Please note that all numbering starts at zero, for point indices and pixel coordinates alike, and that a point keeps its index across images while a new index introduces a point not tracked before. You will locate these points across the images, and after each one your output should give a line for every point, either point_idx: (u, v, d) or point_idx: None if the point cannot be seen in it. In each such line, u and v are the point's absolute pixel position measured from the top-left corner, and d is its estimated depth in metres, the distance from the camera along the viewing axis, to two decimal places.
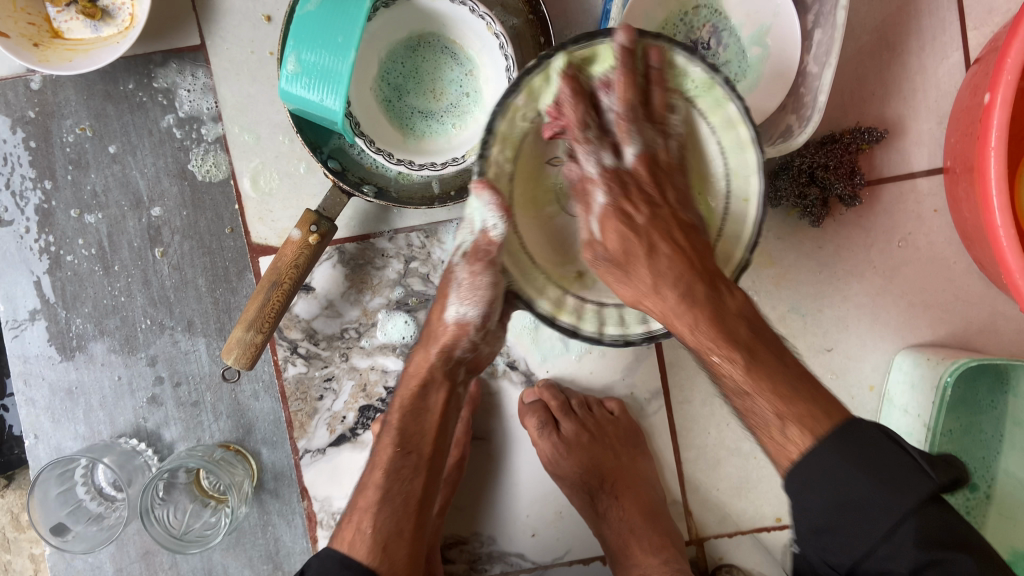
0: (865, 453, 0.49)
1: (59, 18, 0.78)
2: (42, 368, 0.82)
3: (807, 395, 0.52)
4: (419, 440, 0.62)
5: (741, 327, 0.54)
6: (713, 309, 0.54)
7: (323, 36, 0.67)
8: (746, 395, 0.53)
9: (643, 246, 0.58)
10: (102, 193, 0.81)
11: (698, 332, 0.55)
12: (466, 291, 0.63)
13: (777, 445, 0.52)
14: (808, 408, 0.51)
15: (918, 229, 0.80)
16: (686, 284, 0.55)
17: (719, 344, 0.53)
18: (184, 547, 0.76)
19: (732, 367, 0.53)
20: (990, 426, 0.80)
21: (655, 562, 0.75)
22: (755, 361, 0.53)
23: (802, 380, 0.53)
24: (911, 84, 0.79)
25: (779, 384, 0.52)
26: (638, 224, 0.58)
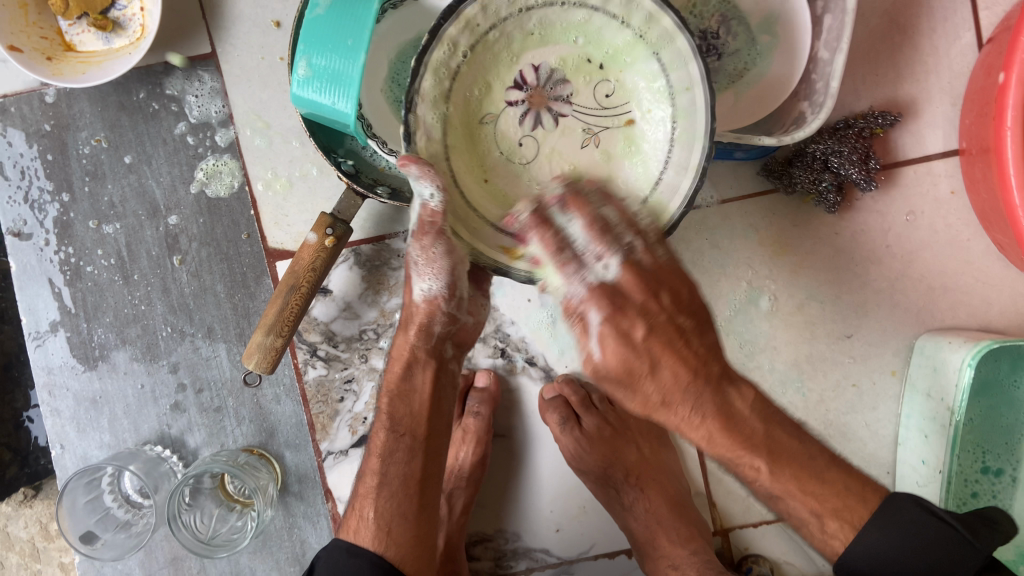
0: (907, 529, 0.58)
1: (71, 32, 0.78)
2: (66, 379, 0.83)
3: (839, 488, 0.59)
4: (411, 422, 0.65)
5: (754, 426, 0.59)
6: (721, 411, 0.59)
7: (331, 39, 0.67)
8: (778, 497, 0.60)
9: (604, 292, 0.58)
10: (119, 203, 0.81)
11: (713, 440, 0.60)
12: (426, 265, 0.64)
13: (822, 540, 0.59)
14: (838, 506, 0.59)
15: (936, 211, 0.80)
16: (701, 398, 0.59)
17: (743, 454, 0.59)
18: (211, 552, 0.77)
19: (756, 473, 0.60)
20: (1014, 407, 0.79)
21: (684, 553, 0.75)
22: (777, 461, 0.59)
23: (829, 471, 0.60)
24: (924, 66, 0.79)
25: (807, 481, 0.59)
26: (637, 342, 0.58)
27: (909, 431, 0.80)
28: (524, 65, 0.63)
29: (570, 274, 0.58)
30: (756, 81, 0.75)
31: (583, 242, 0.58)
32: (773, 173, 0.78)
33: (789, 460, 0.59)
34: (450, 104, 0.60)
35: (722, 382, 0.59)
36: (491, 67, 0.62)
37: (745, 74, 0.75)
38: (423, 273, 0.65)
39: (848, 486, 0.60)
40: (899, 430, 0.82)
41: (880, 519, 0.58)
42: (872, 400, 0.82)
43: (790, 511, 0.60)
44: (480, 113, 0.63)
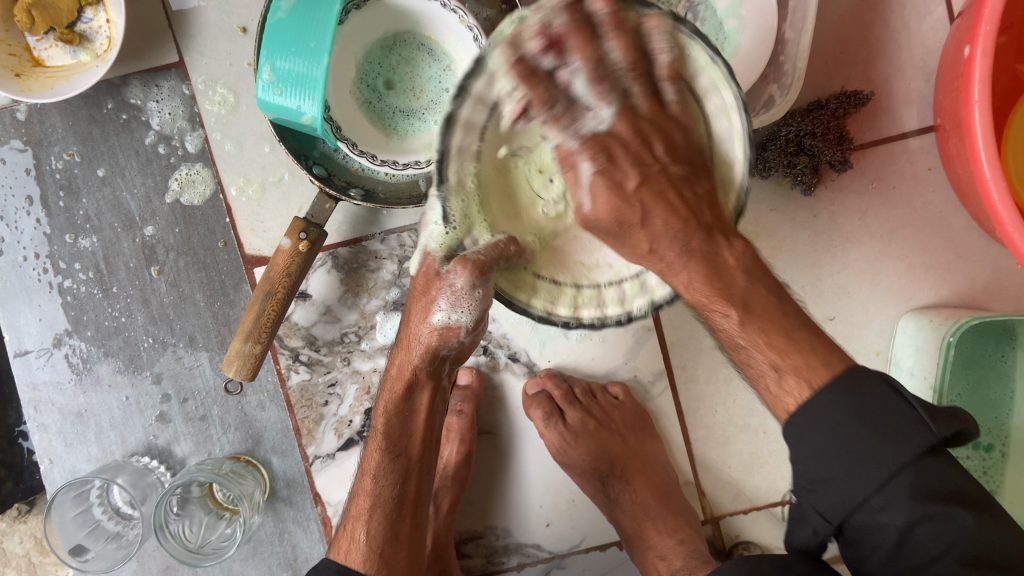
0: (862, 407, 0.47)
1: (39, 47, 0.78)
2: (52, 394, 0.83)
3: (807, 344, 0.49)
4: (406, 443, 0.63)
5: (738, 278, 0.51)
6: (706, 259, 0.52)
7: (294, 43, 0.67)
8: (746, 350, 0.51)
9: (597, 142, 0.54)
10: (95, 217, 0.81)
11: (692, 286, 0.52)
12: (460, 298, 0.58)
13: (776, 395, 0.50)
14: (809, 360, 0.49)
15: (914, 189, 0.79)
16: (689, 237, 0.52)
17: (714, 301, 0.51)
18: (198, 560, 0.77)
19: (725, 319, 0.51)
20: (1000, 383, 0.79)
21: (670, 542, 0.74)
22: (749, 315, 0.50)
23: (799, 329, 0.50)
24: (895, 43, 0.78)
25: (776, 335, 0.50)
26: (630, 190, 0.54)
27: None
28: None
29: (562, 129, 0.55)
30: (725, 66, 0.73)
31: (579, 86, 0.54)
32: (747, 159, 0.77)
33: (781, 321, 0.50)
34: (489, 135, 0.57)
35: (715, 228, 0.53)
36: None
37: None
38: (445, 299, 0.59)
39: (822, 353, 0.49)
40: None
41: (837, 388, 0.48)
42: None
43: (759, 373, 0.51)
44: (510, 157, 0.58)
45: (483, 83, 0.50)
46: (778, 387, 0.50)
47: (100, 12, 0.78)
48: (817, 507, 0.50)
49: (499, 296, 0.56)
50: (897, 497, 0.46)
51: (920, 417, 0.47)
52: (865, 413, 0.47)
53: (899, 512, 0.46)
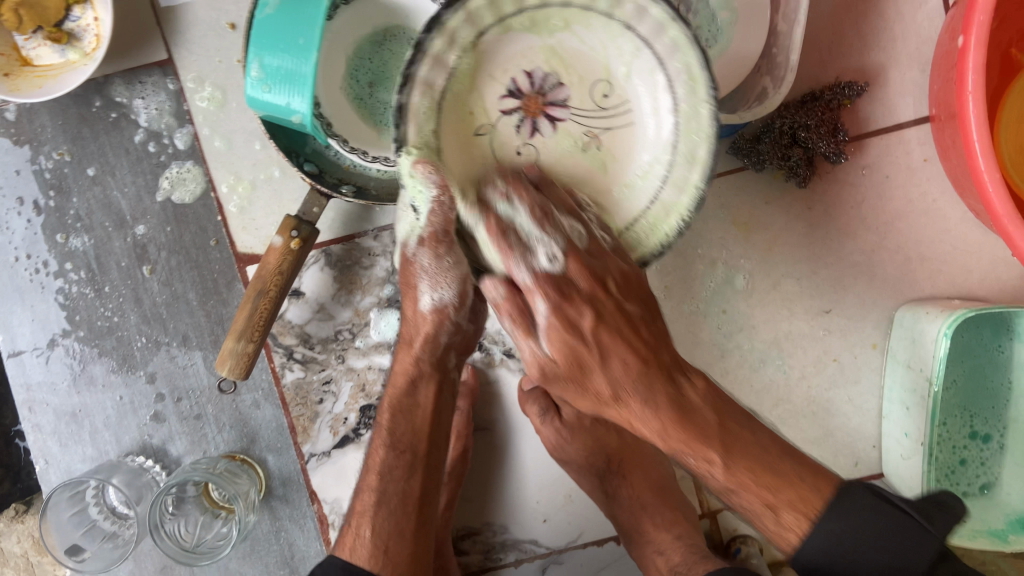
0: (859, 516, 0.54)
1: (27, 46, 0.78)
2: (46, 394, 0.83)
3: (791, 477, 0.56)
4: (411, 438, 0.64)
5: (707, 416, 0.58)
6: (676, 406, 0.57)
7: (282, 39, 0.66)
8: (733, 489, 0.57)
9: (580, 266, 0.60)
10: (86, 216, 0.81)
11: (666, 432, 0.57)
12: (437, 276, 0.62)
13: (776, 531, 0.56)
14: (790, 494, 0.55)
15: (910, 180, 0.79)
16: (649, 385, 0.58)
17: (694, 446, 0.57)
18: (194, 560, 0.77)
19: (710, 465, 0.57)
20: (995, 373, 0.78)
21: (669, 537, 0.74)
22: (731, 457, 0.56)
23: (782, 459, 0.57)
24: (890, 33, 0.78)
25: (760, 473, 0.56)
26: (586, 331, 0.58)
27: (892, 404, 0.80)
28: (514, 73, 0.61)
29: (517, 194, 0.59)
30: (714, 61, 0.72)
31: (535, 235, 0.59)
32: (741, 151, 0.76)
33: (740, 446, 0.57)
34: (446, 103, 0.58)
35: (687, 387, 0.59)
36: (482, 79, 0.60)
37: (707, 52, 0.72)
38: (427, 282, 0.62)
39: (812, 473, 0.57)
40: (882, 403, 0.81)
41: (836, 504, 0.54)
42: (854, 373, 0.82)
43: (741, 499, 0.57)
44: (474, 125, 0.61)
45: (426, 67, 0.54)
46: (774, 521, 0.56)
47: (88, 10, 0.77)
48: None
49: (476, 272, 0.62)
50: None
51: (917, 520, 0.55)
52: (882, 517, 0.54)
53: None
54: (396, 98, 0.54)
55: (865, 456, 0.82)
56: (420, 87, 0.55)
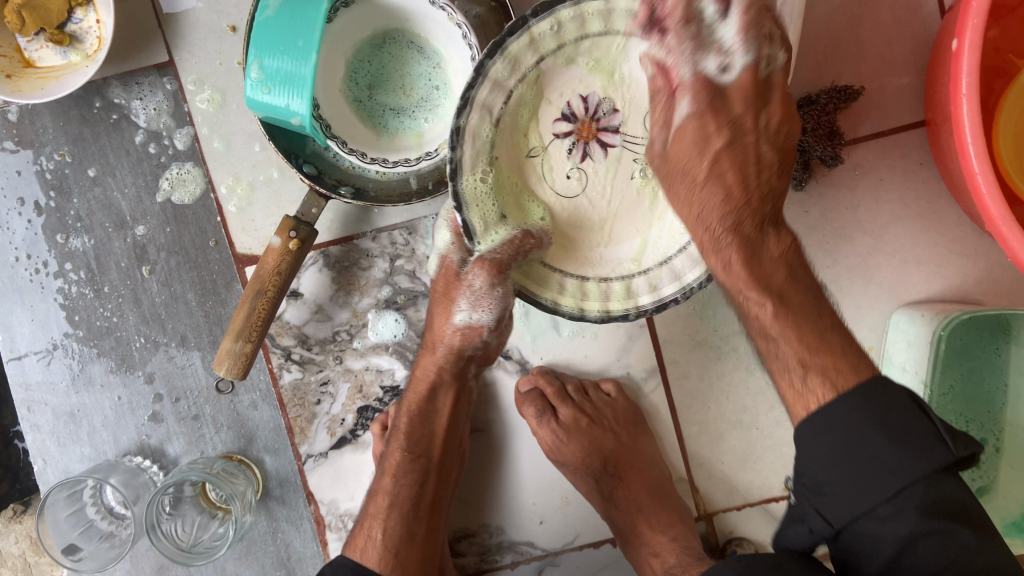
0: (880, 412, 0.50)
1: (30, 48, 0.79)
2: (44, 394, 0.83)
3: (838, 351, 0.54)
4: (426, 443, 0.71)
5: (779, 273, 0.56)
6: (746, 246, 0.56)
7: (282, 41, 0.66)
8: (788, 343, 0.54)
9: (707, 87, 0.56)
10: (86, 217, 0.81)
11: (729, 268, 0.57)
12: (480, 296, 0.69)
13: (797, 392, 0.54)
14: (834, 363, 0.53)
15: (906, 184, 0.79)
16: (732, 206, 0.57)
17: (756, 291, 0.55)
18: (190, 560, 0.77)
19: (761, 309, 0.55)
20: (993, 376, 0.78)
21: (664, 539, 0.75)
22: (784, 307, 0.55)
23: (831, 332, 0.54)
24: (886, 37, 0.78)
25: (809, 333, 0.54)
26: (733, 113, 0.56)
27: None
28: (567, 99, 0.67)
29: (683, 58, 0.56)
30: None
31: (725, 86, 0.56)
32: None
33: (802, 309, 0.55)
34: (500, 127, 0.64)
35: (764, 167, 0.57)
36: (531, 106, 0.66)
37: None
38: (466, 300, 0.70)
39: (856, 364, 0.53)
40: None
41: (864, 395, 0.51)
42: None
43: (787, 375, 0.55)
44: (528, 147, 0.68)
45: (486, 91, 0.61)
46: (797, 386, 0.54)
47: (90, 13, 0.78)
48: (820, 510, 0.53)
49: (521, 294, 0.68)
50: (907, 506, 0.49)
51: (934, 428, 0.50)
52: (888, 420, 0.50)
53: (906, 518, 0.48)
54: (454, 119, 0.60)
55: None
56: (477, 111, 0.61)
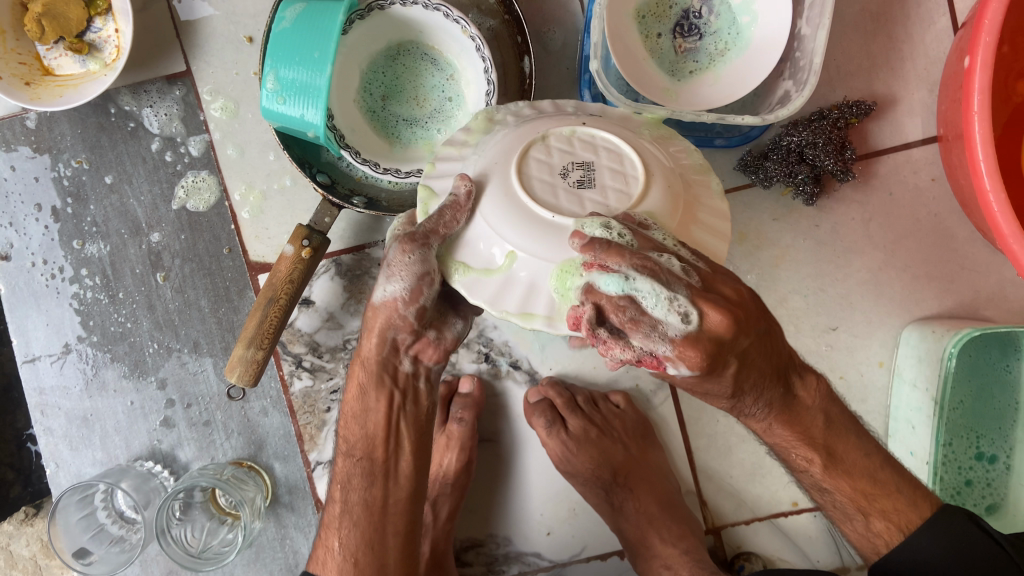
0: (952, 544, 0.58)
1: (49, 56, 0.79)
2: (58, 398, 0.84)
3: (889, 488, 0.60)
4: (366, 445, 0.61)
5: (817, 420, 0.59)
6: (784, 411, 0.57)
7: (298, 52, 0.67)
8: (827, 489, 0.61)
9: (692, 337, 0.45)
10: (102, 223, 0.82)
11: (772, 429, 0.59)
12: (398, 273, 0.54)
13: (863, 534, 0.61)
14: (886, 506, 0.59)
15: (918, 200, 0.79)
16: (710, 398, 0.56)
17: (798, 443, 0.59)
18: (198, 565, 0.77)
19: (809, 463, 0.60)
20: (1003, 393, 0.79)
21: (675, 551, 0.74)
22: (832, 462, 0.59)
23: (882, 470, 0.60)
24: (899, 53, 0.78)
25: (859, 478, 0.60)
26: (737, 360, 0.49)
27: (898, 423, 0.80)
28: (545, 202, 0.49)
29: (649, 334, 0.45)
30: (733, 62, 0.73)
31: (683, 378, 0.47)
32: (749, 168, 0.77)
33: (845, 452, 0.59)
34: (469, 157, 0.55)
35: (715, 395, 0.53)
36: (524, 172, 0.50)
37: (726, 54, 0.74)
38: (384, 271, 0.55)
39: (908, 500, 0.60)
40: (888, 422, 0.81)
41: (930, 526, 0.59)
42: (861, 392, 0.81)
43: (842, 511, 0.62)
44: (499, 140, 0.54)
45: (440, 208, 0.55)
46: (860, 529, 0.61)
47: (109, 22, 0.79)
48: None
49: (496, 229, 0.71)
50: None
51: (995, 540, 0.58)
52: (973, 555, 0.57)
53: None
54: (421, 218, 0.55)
55: None
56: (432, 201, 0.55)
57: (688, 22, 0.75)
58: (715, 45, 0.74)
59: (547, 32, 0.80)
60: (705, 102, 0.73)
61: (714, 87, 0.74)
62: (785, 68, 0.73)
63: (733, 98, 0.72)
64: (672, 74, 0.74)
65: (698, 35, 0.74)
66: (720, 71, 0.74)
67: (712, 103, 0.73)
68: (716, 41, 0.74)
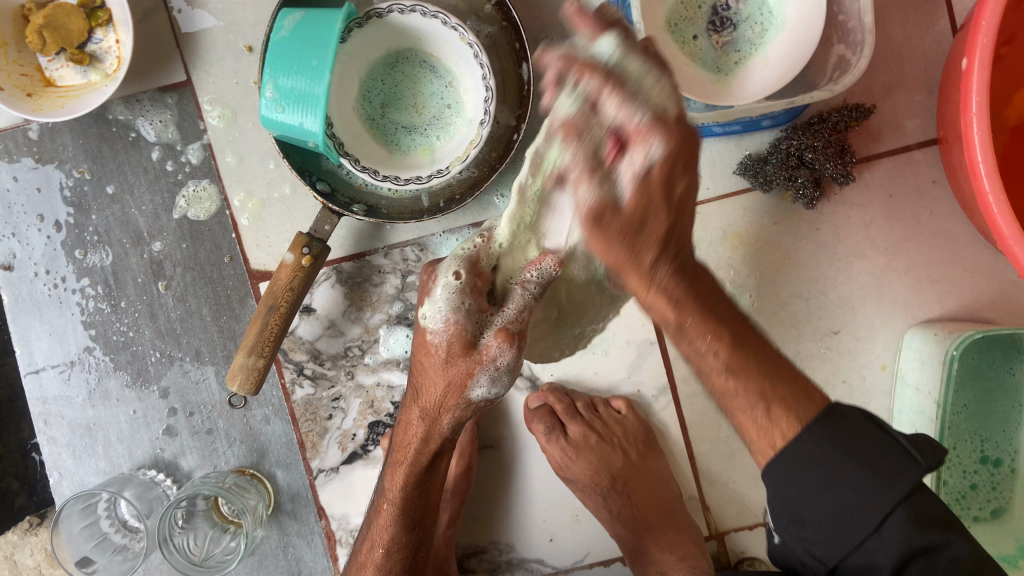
0: (846, 440, 0.51)
1: (50, 67, 0.80)
2: (61, 408, 0.84)
3: (784, 376, 0.54)
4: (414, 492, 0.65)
5: (722, 305, 0.56)
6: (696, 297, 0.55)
7: (297, 61, 0.67)
8: (732, 373, 0.54)
9: (663, 126, 0.50)
10: (104, 233, 0.83)
11: (681, 326, 0.56)
12: (500, 373, 0.62)
13: (761, 431, 0.53)
14: (786, 390, 0.53)
15: (918, 202, 0.79)
16: (635, 246, 0.54)
17: (705, 325, 0.55)
18: (201, 573, 0.77)
19: (711, 355, 0.55)
20: (1006, 395, 0.78)
21: (672, 558, 0.74)
22: (738, 338, 0.55)
23: (778, 360, 0.55)
24: (898, 56, 0.78)
25: (758, 366, 0.54)
26: (667, 194, 0.52)
27: (902, 426, 0.79)
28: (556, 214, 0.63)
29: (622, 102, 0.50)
30: (775, 41, 0.74)
31: (624, 191, 0.52)
32: (748, 171, 0.77)
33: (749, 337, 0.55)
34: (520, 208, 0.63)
35: (657, 224, 0.53)
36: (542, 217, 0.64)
37: (765, 36, 0.74)
38: (486, 376, 0.62)
39: (794, 393, 0.53)
40: (892, 425, 0.81)
41: (816, 421, 0.52)
42: (863, 396, 0.81)
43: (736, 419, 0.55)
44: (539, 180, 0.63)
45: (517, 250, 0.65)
46: (760, 424, 0.53)
47: (110, 33, 0.80)
48: (810, 549, 0.53)
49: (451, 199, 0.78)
50: (894, 538, 0.50)
51: (901, 448, 0.51)
52: (855, 444, 0.51)
53: (893, 548, 0.50)
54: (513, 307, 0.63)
55: None
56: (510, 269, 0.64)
57: (719, 17, 0.75)
58: (752, 30, 0.74)
59: (545, 39, 0.81)
60: (759, 89, 0.72)
61: (767, 71, 0.73)
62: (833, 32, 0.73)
63: (788, 76, 0.71)
64: (718, 71, 0.75)
65: (733, 26, 0.75)
66: (766, 54, 0.74)
67: (771, 84, 0.72)
68: (752, 26, 0.74)
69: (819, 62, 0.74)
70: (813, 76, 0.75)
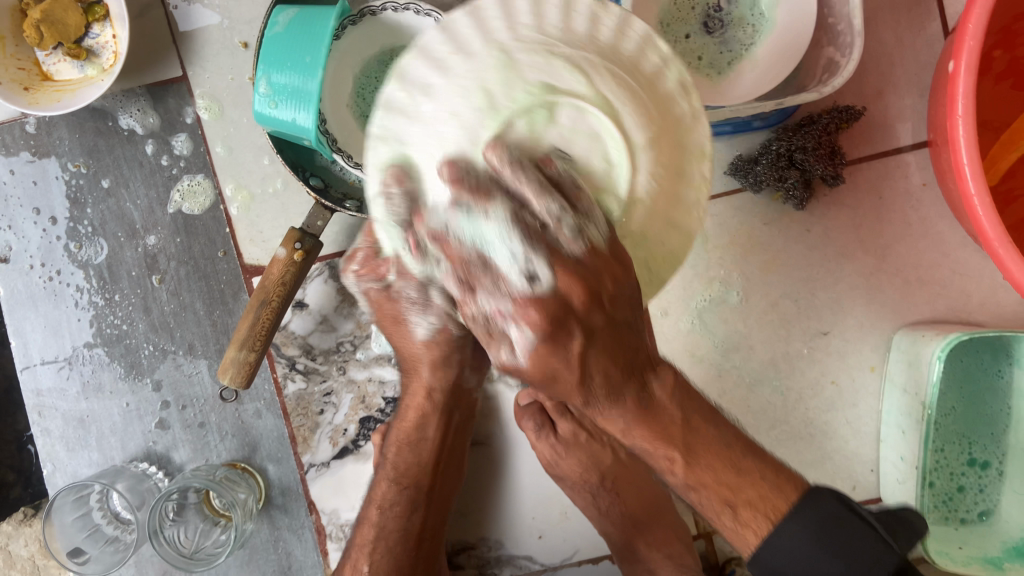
0: (826, 527, 0.56)
1: (48, 61, 0.81)
2: (55, 400, 0.85)
3: (753, 477, 0.60)
4: (416, 472, 0.70)
5: (671, 416, 0.60)
6: (626, 368, 0.56)
7: (291, 57, 0.67)
8: (694, 489, 0.61)
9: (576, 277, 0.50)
10: (99, 226, 0.83)
11: (630, 424, 0.60)
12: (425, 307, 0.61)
13: (733, 530, 0.60)
14: (751, 497, 0.59)
15: (908, 204, 0.79)
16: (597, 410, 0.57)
17: (656, 444, 0.60)
18: (190, 566, 0.78)
19: (672, 464, 0.61)
20: (994, 397, 0.78)
21: (659, 556, 0.77)
22: (691, 458, 0.60)
23: (742, 457, 0.61)
24: (889, 59, 0.79)
25: (724, 472, 0.60)
26: (573, 351, 0.52)
27: (890, 427, 0.79)
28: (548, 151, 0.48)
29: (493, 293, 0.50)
30: (766, 42, 0.74)
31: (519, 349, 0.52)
32: (738, 170, 0.77)
33: (702, 448, 0.60)
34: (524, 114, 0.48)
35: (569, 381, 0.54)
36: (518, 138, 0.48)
37: (755, 37, 0.74)
38: (416, 312, 0.63)
39: (781, 481, 0.60)
40: (881, 427, 0.81)
41: (796, 512, 0.57)
42: (852, 397, 0.81)
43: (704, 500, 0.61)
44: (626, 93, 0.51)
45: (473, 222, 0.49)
46: (730, 524, 0.60)
47: (107, 28, 0.80)
48: None
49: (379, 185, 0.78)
50: None
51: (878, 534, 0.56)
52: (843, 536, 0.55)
53: None
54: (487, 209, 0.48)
55: (863, 480, 0.82)
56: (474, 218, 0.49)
57: (713, 17, 0.76)
58: (742, 31, 0.75)
59: None
60: (751, 90, 0.72)
61: (755, 72, 0.74)
62: (823, 36, 0.73)
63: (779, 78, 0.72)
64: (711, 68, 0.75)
65: (723, 27, 0.75)
66: (755, 54, 0.74)
67: (761, 87, 0.72)
68: (743, 27, 0.75)
69: (810, 64, 0.74)
70: (804, 77, 0.75)
